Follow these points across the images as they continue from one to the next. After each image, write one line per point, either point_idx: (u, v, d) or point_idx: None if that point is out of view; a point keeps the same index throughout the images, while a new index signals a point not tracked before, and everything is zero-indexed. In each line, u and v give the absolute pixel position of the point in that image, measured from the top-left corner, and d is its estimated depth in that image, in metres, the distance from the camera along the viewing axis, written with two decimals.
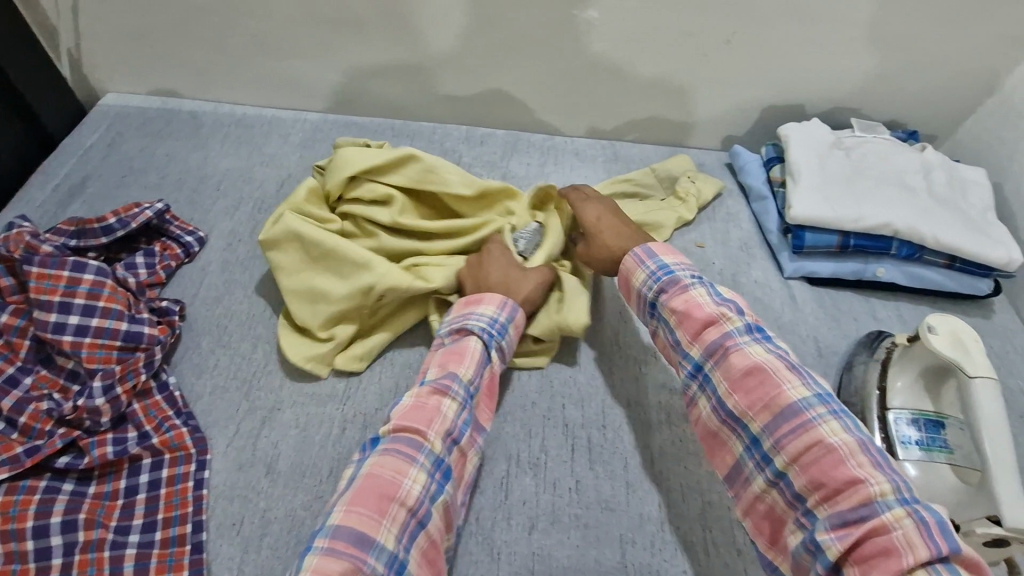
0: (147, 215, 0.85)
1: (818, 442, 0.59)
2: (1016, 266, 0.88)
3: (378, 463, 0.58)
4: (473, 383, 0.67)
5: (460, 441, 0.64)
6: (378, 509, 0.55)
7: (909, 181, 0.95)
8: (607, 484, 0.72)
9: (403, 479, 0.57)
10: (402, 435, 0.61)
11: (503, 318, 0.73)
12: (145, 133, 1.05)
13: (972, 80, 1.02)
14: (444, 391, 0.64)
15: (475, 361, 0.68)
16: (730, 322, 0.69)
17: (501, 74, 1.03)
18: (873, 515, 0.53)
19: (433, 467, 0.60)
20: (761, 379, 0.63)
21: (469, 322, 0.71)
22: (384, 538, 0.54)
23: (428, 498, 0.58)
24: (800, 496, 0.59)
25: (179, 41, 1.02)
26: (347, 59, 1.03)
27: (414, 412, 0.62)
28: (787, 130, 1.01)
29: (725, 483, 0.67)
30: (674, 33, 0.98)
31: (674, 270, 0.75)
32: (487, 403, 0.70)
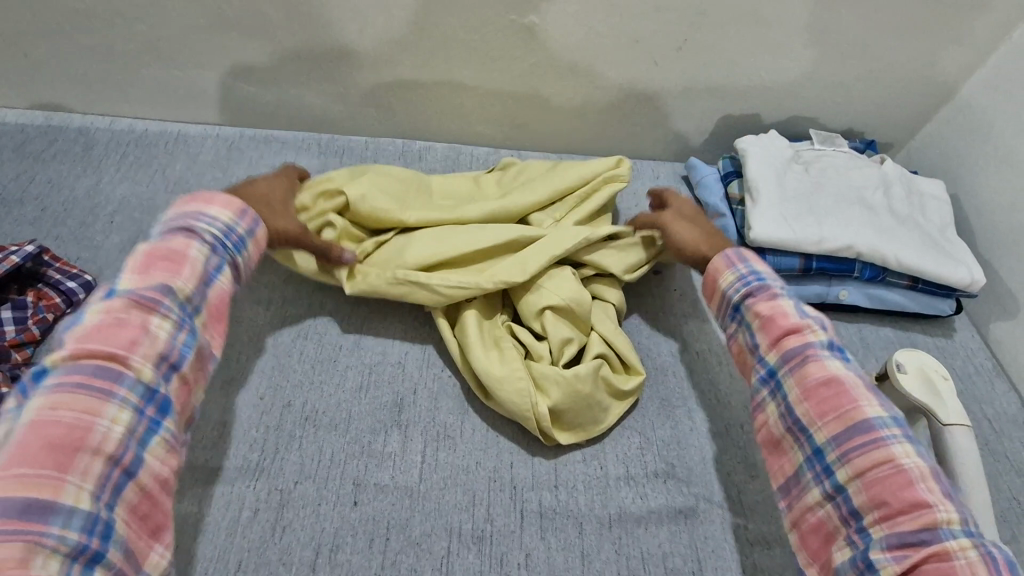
0: (13, 261, 0.74)
1: (890, 462, 0.54)
2: (976, 287, 0.88)
3: (50, 405, 0.47)
4: (193, 300, 0.58)
5: (179, 366, 0.55)
6: (57, 467, 0.45)
7: (868, 201, 0.92)
8: (559, 556, 0.66)
9: (96, 420, 0.48)
10: (88, 366, 0.50)
11: (240, 229, 0.64)
12: (24, 156, 0.94)
13: (925, 88, 1.03)
14: (154, 309, 0.55)
15: (197, 273, 0.59)
16: (814, 332, 0.63)
17: (435, 85, 0.98)
18: (937, 540, 0.50)
19: (142, 401, 0.51)
20: (838, 390, 0.58)
21: (195, 224, 0.61)
22: (71, 500, 0.45)
23: (135, 442, 0.50)
24: (857, 513, 0.55)
25: (61, 47, 0.92)
26: (262, 68, 0.95)
27: (108, 332, 0.52)
28: (745, 143, 0.95)
29: (778, 493, 0.63)
30: (624, 39, 0.92)
31: (767, 276, 0.69)
32: (216, 324, 0.61)
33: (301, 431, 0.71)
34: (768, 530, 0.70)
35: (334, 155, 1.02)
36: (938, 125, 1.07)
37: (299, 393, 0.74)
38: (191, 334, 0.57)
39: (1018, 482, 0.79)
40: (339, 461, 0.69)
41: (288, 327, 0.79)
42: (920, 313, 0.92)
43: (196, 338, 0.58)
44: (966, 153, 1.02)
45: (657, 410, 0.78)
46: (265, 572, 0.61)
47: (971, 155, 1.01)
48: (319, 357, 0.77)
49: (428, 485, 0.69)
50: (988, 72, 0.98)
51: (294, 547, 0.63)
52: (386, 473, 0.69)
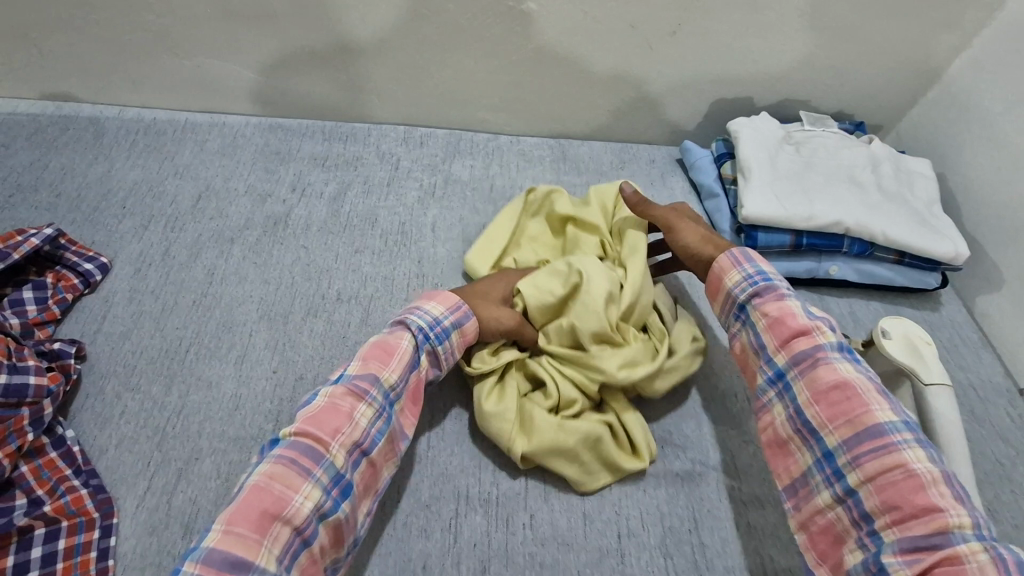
0: (33, 243, 0.77)
1: (902, 467, 0.58)
2: (961, 260, 0.91)
3: (270, 474, 0.54)
4: (395, 389, 0.64)
5: (369, 452, 0.61)
6: (257, 529, 0.51)
7: (857, 179, 0.95)
8: (563, 517, 0.69)
9: (294, 495, 0.54)
10: (302, 444, 0.57)
11: (447, 321, 0.70)
12: (36, 144, 0.97)
13: (913, 70, 1.06)
14: (361, 397, 0.61)
15: (402, 364, 0.65)
16: (823, 335, 0.67)
17: (437, 73, 1.01)
18: (948, 545, 0.53)
19: (330, 483, 0.56)
20: (848, 396, 0.62)
21: (409, 317, 0.69)
22: (263, 560, 0.51)
23: (318, 516, 0.55)
24: (867, 516, 0.59)
25: (71, 38, 0.94)
26: (268, 58, 0.98)
27: (323, 414, 0.59)
28: (737, 125, 0.98)
29: (784, 492, 0.66)
30: (620, 25, 0.95)
31: (772, 276, 0.73)
32: (411, 408, 0.67)
33: None
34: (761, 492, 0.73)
35: (338, 142, 1.04)
36: (926, 106, 1.10)
37: (311, 367, 0.77)
38: (385, 422, 0.62)
39: (1001, 446, 0.83)
40: None
41: (298, 306, 0.82)
42: (907, 287, 0.95)
43: (389, 425, 0.63)
44: (953, 133, 1.05)
45: None
46: None
47: (957, 135, 1.04)
48: (330, 333, 0.80)
49: (436, 452, 0.72)
50: (973, 53, 1.01)
51: None
52: None
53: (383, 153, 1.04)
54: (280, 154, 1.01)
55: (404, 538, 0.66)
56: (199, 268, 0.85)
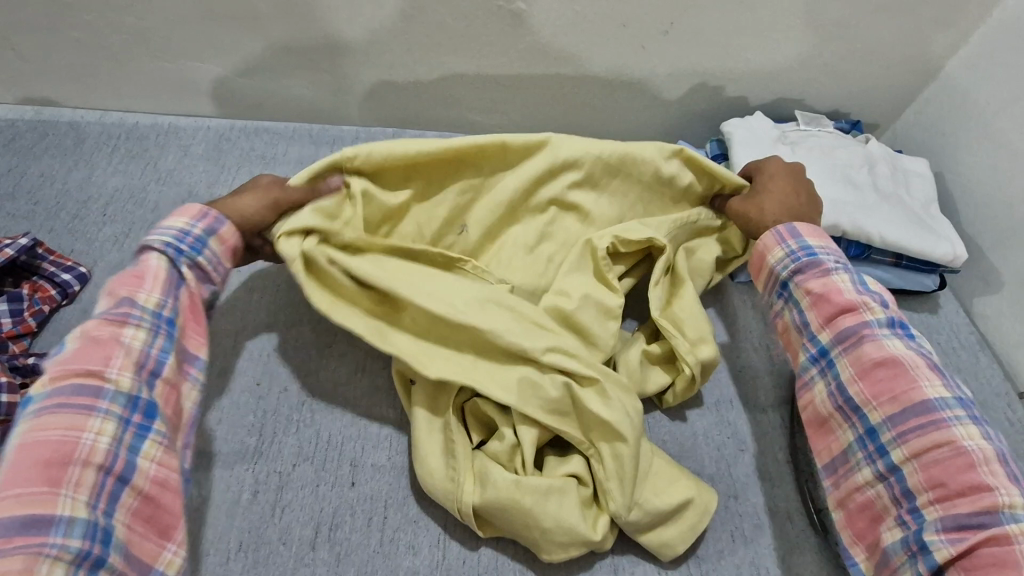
0: (8, 253, 0.75)
1: (950, 446, 0.58)
2: (959, 262, 0.89)
3: (40, 427, 0.52)
4: (165, 306, 0.63)
5: (161, 372, 0.60)
6: (48, 482, 0.50)
7: (852, 179, 0.93)
8: None
9: (80, 434, 0.53)
10: (69, 386, 0.55)
11: (199, 229, 0.66)
12: (15, 151, 0.94)
13: (909, 68, 1.04)
14: (124, 322, 0.59)
15: (160, 281, 0.63)
16: (870, 311, 0.66)
17: (425, 74, 0.99)
18: (996, 525, 0.55)
19: (125, 411, 0.56)
20: (894, 374, 0.62)
21: (152, 236, 0.64)
22: (66, 510, 0.50)
23: (123, 449, 0.55)
24: (909, 494, 0.60)
25: (48, 42, 0.92)
26: (251, 60, 0.96)
27: (87, 350, 0.57)
28: (731, 125, 0.96)
29: (825, 470, 0.68)
30: (611, 24, 0.93)
31: (817, 252, 0.70)
32: (195, 328, 0.66)
33: (298, 415, 0.72)
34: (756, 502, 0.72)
35: (325, 145, 1.02)
36: (923, 104, 1.08)
37: (296, 378, 0.75)
38: (168, 339, 0.62)
39: None
40: (336, 444, 0.70)
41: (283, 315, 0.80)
42: (905, 289, 0.93)
43: (174, 342, 0.62)
44: (951, 131, 1.03)
45: None
46: (265, 552, 0.63)
47: (955, 134, 1.02)
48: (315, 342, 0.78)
49: None
50: (971, 51, 0.99)
51: (294, 526, 0.65)
52: (381, 456, 0.70)
53: None
54: (265, 159, 0.99)
55: (390, 555, 0.64)
56: None
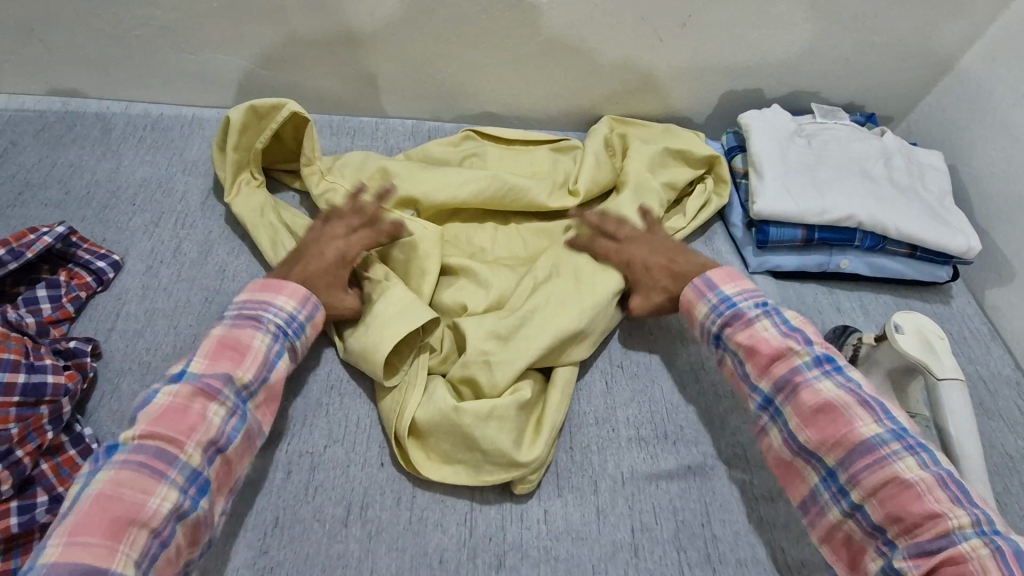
0: (46, 241, 0.76)
1: (896, 478, 0.59)
2: (973, 254, 0.90)
3: (115, 480, 0.53)
4: (249, 386, 0.63)
5: (226, 448, 0.60)
6: (109, 537, 0.51)
7: (868, 172, 0.94)
8: (576, 511, 0.69)
9: (147, 497, 0.53)
10: (150, 447, 0.56)
11: (301, 315, 0.68)
12: (45, 141, 0.96)
13: (923, 62, 1.05)
14: (213, 397, 0.60)
15: (256, 361, 0.64)
16: (798, 354, 0.67)
17: (444, 66, 1.00)
18: (953, 546, 0.54)
19: (186, 483, 0.56)
20: (833, 415, 0.63)
21: (264, 314, 0.66)
22: (119, 566, 0.51)
23: (176, 516, 0.55)
24: (878, 528, 0.60)
25: (77, 34, 0.93)
26: (274, 52, 0.97)
27: (170, 418, 0.58)
28: (748, 118, 0.97)
29: (798, 511, 0.67)
30: (630, 17, 0.94)
31: (737, 301, 0.72)
32: (269, 406, 0.66)
33: (327, 398, 0.74)
34: (772, 486, 0.74)
35: (347, 137, 1.04)
36: (937, 97, 1.09)
37: (323, 363, 0.77)
38: (242, 419, 0.62)
39: (1010, 439, 0.83)
40: (364, 426, 0.73)
41: None
42: (917, 280, 0.95)
43: (246, 422, 0.62)
44: (965, 124, 1.04)
45: (665, 375, 0.81)
46: (299, 529, 0.65)
47: (970, 127, 1.03)
48: None
49: None
50: (986, 44, 1.00)
51: (326, 505, 0.67)
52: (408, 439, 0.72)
53: (391, 148, 1.04)
54: None
55: (420, 532, 0.66)
56: (210, 264, 0.84)
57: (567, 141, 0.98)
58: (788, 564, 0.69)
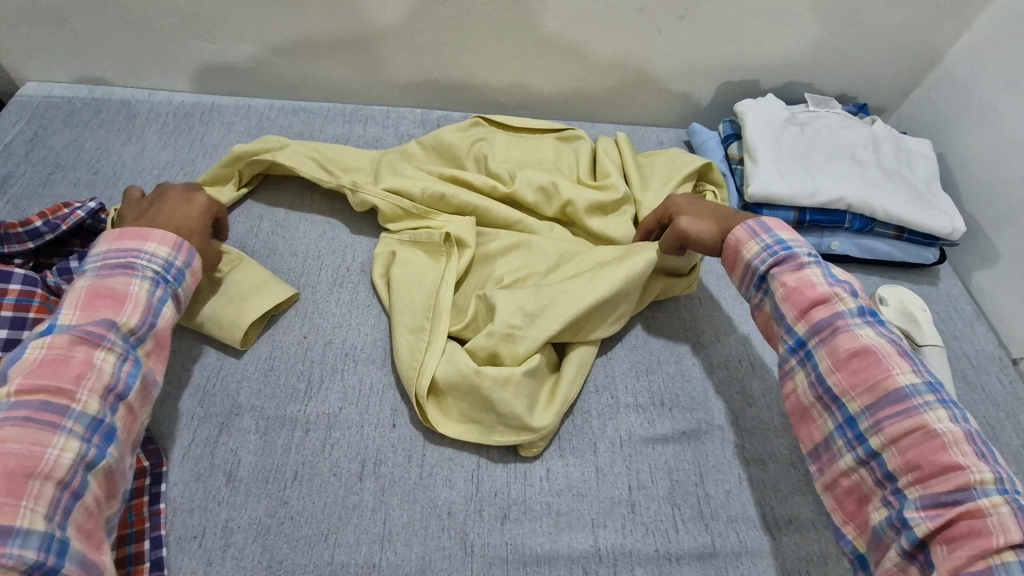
0: (79, 216, 0.80)
1: (923, 428, 0.60)
2: (958, 235, 0.94)
3: (6, 438, 0.53)
4: (137, 332, 0.63)
5: (127, 396, 0.61)
6: (11, 493, 0.52)
7: (858, 158, 0.98)
8: (576, 470, 0.74)
9: (44, 449, 0.54)
10: (33, 400, 0.55)
11: (178, 262, 0.69)
12: (73, 125, 1.01)
13: (914, 54, 1.09)
14: (98, 344, 0.60)
15: (139, 307, 0.64)
16: (844, 302, 0.67)
17: (453, 56, 1.05)
18: (969, 499, 0.55)
19: (87, 431, 0.57)
20: (867, 362, 0.64)
21: (136, 262, 0.66)
22: (25, 521, 0.51)
23: (83, 466, 0.56)
24: (891, 476, 0.61)
25: (104, 23, 0.98)
26: (290, 41, 1.02)
27: (54, 369, 0.57)
28: (744, 106, 1.02)
29: (810, 458, 0.69)
30: (630, 9, 0.98)
31: (791, 244, 0.72)
32: (159, 355, 0.66)
33: (342, 364, 0.79)
34: (763, 450, 0.78)
35: (359, 123, 1.09)
36: (928, 89, 1.13)
37: (339, 332, 0.82)
38: (136, 365, 0.62)
39: (992, 410, 0.87)
40: (377, 390, 0.77)
41: (324, 277, 0.87)
42: (905, 261, 0.99)
43: (142, 368, 0.63)
44: (954, 114, 1.08)
45: (663, 347, 0.86)
46: (317, 481, 0.69)
47: (958, 117, 1.07)
48: (357, 302, 0.85)
49: None
50: (973, 37, 1.04)
51: (342, 461, 0.71)
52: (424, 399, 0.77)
53: (401, 135, 1.09)
54: (303, 136, 1.06)
55: (430, 487, 0.70)
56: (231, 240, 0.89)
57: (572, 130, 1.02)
58: (776, 521, 0.73)
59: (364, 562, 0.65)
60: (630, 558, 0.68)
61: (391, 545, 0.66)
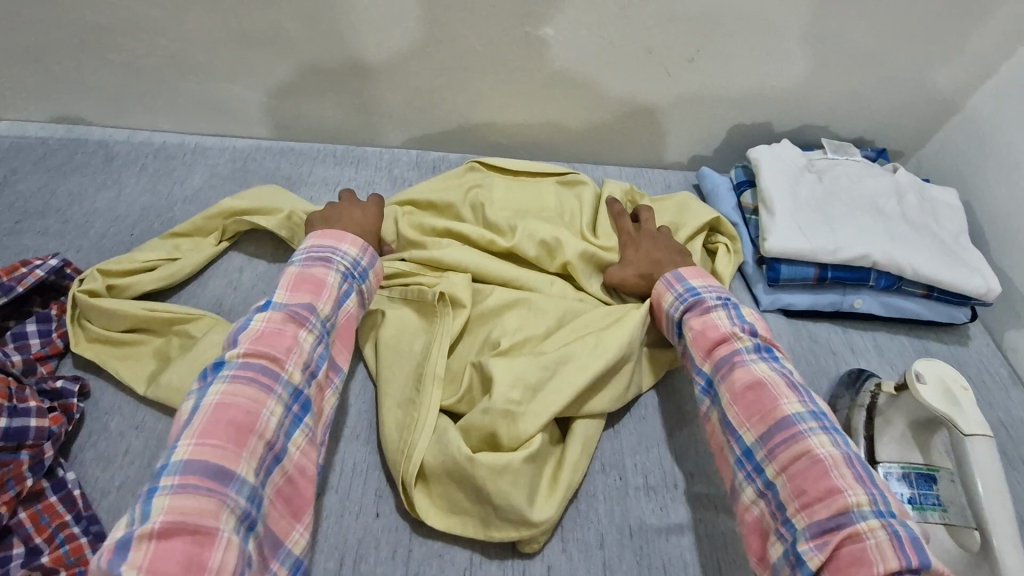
0: (38, 275, 0.74)
1: (805, 453, 0.58)
2: (993, 296, 0.87)
3: (231, 391, 0.54)
4: (332, 317, 0.65)
5: (319, 374, 0.61)
6: (233, 442, 0.51)
7: (881, 210, 0.92)
8: (581, 566, 0.66)
9: (261, 410, 0.54)
10: (257, 362, 0.56)
11: (365, 263, 0.72)
12: (45, 168, 0.95)
13: (936, 98, 1.03)
14: (302, 323, 0.61)
15: (333, 296, 0.66)
16: (741, 341, 0.68)
17: (450, 98, 0.99)
18: (849, 523, 0.52)
19: (290, 400, 0.57)
20: (761, 392, 0.63)
21: (333, 256, 0.69)
22: (244, 470, 0.50)
23: (284, 434, 0.56)
24: (780, 506, 0.58)
25: (81, 62, 0.93)
26: (279, 81, 0.96)
27: (269, 337, 0.58)
28: (758, 153, 0.96)
29: (723, 498, 0.66)
30: (638, 50, 0.93)
31: (702, 293, 0.75)
32: (343, 343, 0.67)
33: (322, 441, 0.71)
34: None
35: (351, 166, 1.03)
36: (949, 133, 1.07)
37: None
38: (328, 347, 0.63)
39: None
40: (360, 471, 0.70)
41: None
42: (934, 320, 0.92)
43: (330, 352, 0.63)
44: (978, 161, 1.03)
45: (674, 420, 0.78)
46: None
47: (983, 164, 1.02)
48: None
49: None
50: (998, 81, 0.99)
51: (318, 557, 0.63)
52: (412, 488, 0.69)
53: (394, 178, 1.03)
54: (290, 179, 1.00)
55: None
56: (207, 297, 0.82)
57: (574, 175, 0.96)
58: None
59: None
60: None
61: None
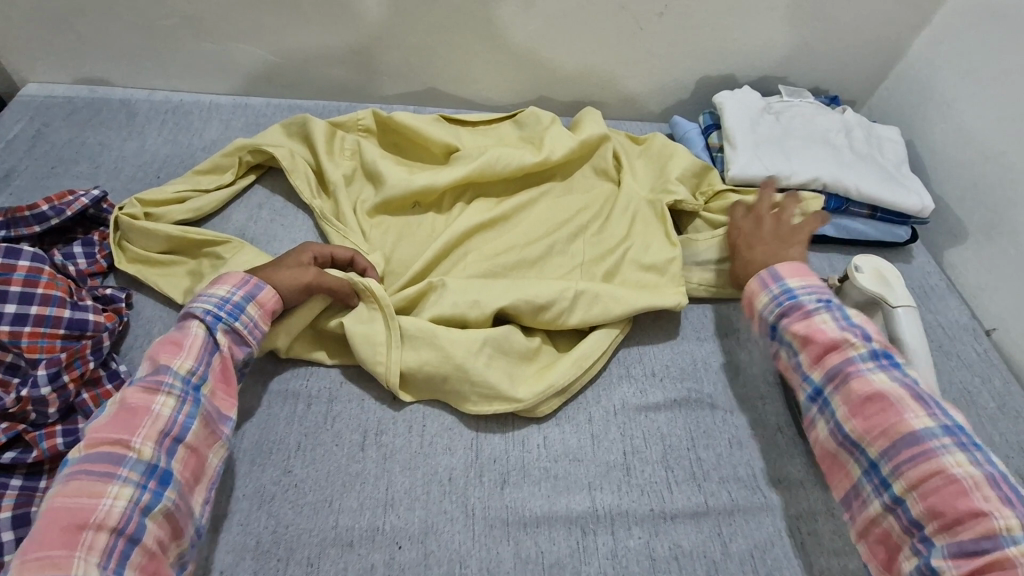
0: (83, 203, 0.82)
1: (941, 473, 0.59)
2: (927, 212, 0.99)
3: (63, 492, 0.53)
4: (196, 372, 0.63)
5: (184, 437, 0.60)
6: (66, 544, 0.51)
7: (829, 143, 1.04)
8: (573, 436, 0.76)
9: (98, 500, 0.54)
10: (98, 452, 0.56)
11: (238, 296, 0.68)
12: (74, 122, 1.04)
13: (881, 47, 1.15)
14: (156, 389, 0.60)
15: (196, 349, 0.64)
16: (854, 348, 0.68)
17: (444, 53, 1.09)
18: (997, 548, 0.54)
19: (143, 478, 0.56)
20: (883, 406, 0.64)
21: (196, 303, 0.67)
22: (79, 570, 0.51)
23: (138, 511, 0.55)
24: (916, 523, 0.60)
25: (105, 25, 1.01)
26: (287, 41, 1.05)
27: (113, 421, 0.58)
28: (722, 97, 1.06)
29: (842, 505, 0.68)
30: (613, 7, 1.03)
31: (799, 294, 0.73)
32: (225, 389, 0.66)
33: None
34: (751, 417, 0.81)
35: None
36: (894, 81, 1.19)
37: None
38: (194, 405, 0.62)
39: (967, 375, 0.91)
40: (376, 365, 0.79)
41: None
42: (880, 240, 1.03)
43: (200, 407, 0.62)
44: (918, 104, 1.15)
45: (653, 324, 0.89)
46: (320, 451, 0.71)
47: (922, 105, 1.14)
48: None
49: None
50: (933, 30, 1.11)
51: (343, 432, 0.73)
52: None
53: None
54: None
55: (430, 454, 0.72)
56: (231, 227, 0.91)
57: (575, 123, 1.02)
58: (766, 480, 0.76)
59: (368, 526, 0.66)
60: (626, 517, 0.70)
61: (394, 509, 0.68)
